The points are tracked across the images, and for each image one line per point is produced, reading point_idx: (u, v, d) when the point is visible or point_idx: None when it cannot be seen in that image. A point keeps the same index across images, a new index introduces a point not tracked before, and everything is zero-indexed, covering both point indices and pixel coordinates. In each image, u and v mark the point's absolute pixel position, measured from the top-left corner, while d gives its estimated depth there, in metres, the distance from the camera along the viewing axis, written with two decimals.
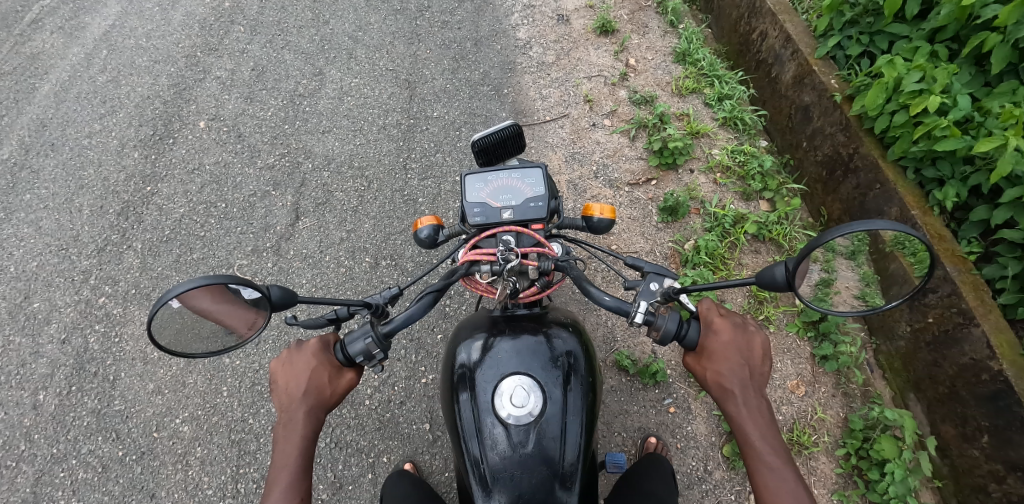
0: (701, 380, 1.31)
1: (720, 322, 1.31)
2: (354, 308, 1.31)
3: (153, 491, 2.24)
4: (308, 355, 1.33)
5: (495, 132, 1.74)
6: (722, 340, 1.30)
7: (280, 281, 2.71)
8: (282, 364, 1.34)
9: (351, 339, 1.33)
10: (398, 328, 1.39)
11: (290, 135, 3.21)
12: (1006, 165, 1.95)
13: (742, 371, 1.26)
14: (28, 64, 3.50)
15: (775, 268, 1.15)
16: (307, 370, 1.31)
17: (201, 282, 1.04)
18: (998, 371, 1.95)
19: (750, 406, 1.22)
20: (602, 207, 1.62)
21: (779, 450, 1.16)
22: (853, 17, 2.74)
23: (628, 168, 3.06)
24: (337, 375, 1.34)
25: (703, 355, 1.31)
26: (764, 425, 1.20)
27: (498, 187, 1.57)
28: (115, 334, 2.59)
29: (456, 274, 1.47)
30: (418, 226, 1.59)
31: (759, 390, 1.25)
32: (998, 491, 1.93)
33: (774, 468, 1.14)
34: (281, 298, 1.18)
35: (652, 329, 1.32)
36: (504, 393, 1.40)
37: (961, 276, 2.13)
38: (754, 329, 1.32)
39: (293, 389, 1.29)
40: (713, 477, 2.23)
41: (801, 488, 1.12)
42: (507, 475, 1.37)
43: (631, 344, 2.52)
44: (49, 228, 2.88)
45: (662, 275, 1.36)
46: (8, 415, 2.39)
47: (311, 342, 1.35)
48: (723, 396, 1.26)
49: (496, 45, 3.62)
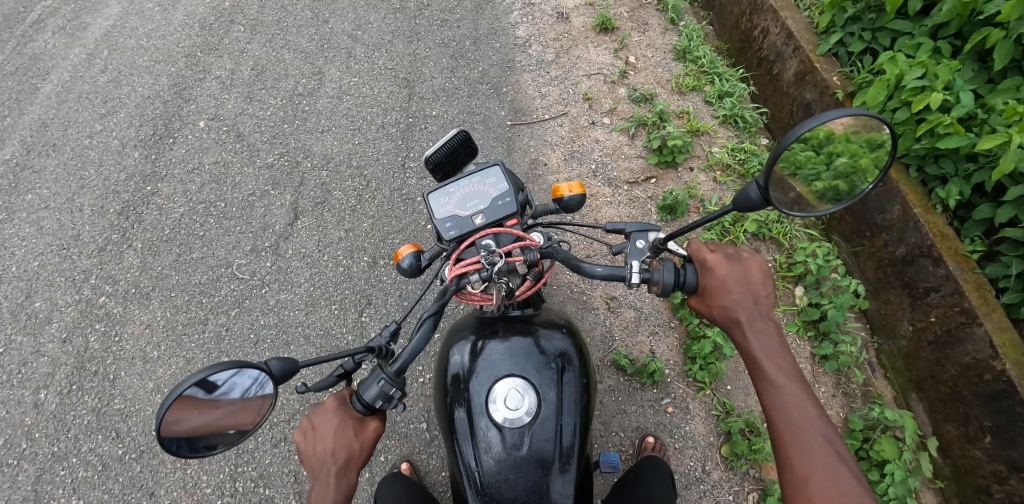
0: (707, 317, 1.27)
1: (713, 259, 1.27)
2: (358, 358, 1.27)
3: (152, 490, 2.26)
4: (328, 414, 1.29)
5: (444, 143, 1.70)
6: (720, 275, 1.24)
7: (280, 281, 2.72)
8: (304, 429, 1.28)
9: (365, 385, 1.30)
10: (407, 361, 1.35)
11: (289, 134, 3.22)
12: (1009, 163, 1.91)
13: (745, 298, 1.21)
14: (30, 65, 3.51)
15: (748, 189, 1.24)
16: (332, 429, 1.27)
17: (203, 375, 0.95)
18: (1001, 371, 1.93)
19: (756, 331, 1.18)
20: (570, 184, 1.57)
21: (786, 370, 1.13)
22: (855, 13, 2.69)
23: (627, 166, 3.04)
24: (361, 427, 1.31)
25: (705, 294, 1.26)
26: (773, 347, 1.16)
27: (463, 196, 1.56)
28: (116, 333, 2.60)
29: (448, 293, 1.45)
30: (398, 257, 1.50)
31: (767, 314, 1.20)
32: (1001, 492, 1.91)
33: (780, 387, 1.11)
34: (283, 370, 1.11)
35: (652, 285, 1.33)
36: (498, 396, 1.39)
37: (965, 275, 2.10)
38: (749, 255, 1.27)
39: (320, 452, 1.24)
40: (711, 477, 2.22)
41: (809, 403, 1.10)
42: (501, 478, 1.37)
43: (629, 343, 2.50)
44: (50, 227, 2.90)
45: (646, 231, 1.40)
46: (9, 413, 2.41)
47: (328, 401, 1.31)
48: (732, 327, 1.21)
49: (496, 43, 3.61)
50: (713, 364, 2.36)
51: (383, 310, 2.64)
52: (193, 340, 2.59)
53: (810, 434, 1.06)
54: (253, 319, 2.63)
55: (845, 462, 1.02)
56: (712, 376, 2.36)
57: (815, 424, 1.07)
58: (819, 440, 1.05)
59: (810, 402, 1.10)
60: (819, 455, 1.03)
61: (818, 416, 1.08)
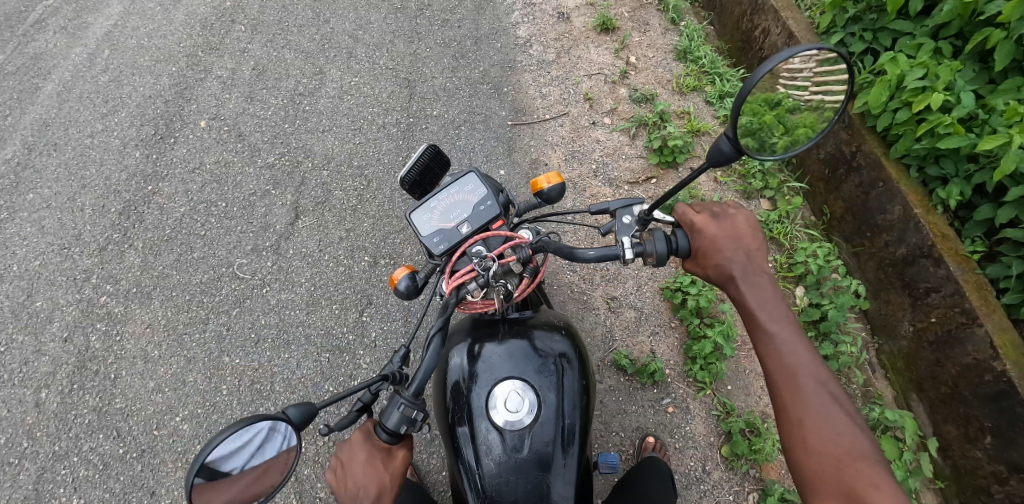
0: (700, 274, 1.26)
1: (700, 221, 1.25)
2: (373, 388, 1.20)
3: (153, 489, 2.26)
4: (355, 450, 1.16)
5: (415, 161, 1.62)
6: (711, 235, 1.23)
7: (281, 280, 2.73)
8: (333, 469, 1.15)
9: (384, 413, 1.18)
10: (423, 381, 1.22)
11: (290, 134, 3.22)
12: (1010, 164, 1.91)
13: (737, 254, 1.21)
14: (31, 65, 3.52)
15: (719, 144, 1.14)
16: (362, 466, 1.15)
17: (219, 438, 0.92)
18: (1001, 371, 1.93)
19: (750, 285, 1.18)
20: (547, 176, 1.57)
21: (783, 321, 1.14)
22: (856, 13, 2.69)
23: (627, 166, 3.04)
24: (392, 459, 1.18)
25: (699, 256, 1.25)
26: (769, 300, 1.16)
27: (445, 208, 1.54)
28: (117, 332, 2.61)
29: (449, 307, 1.39)
30: (395, 281, 1.46)
31: (759, 268, 1.20)
32: (1000, 492, 1.92)
33: (774, 337, 1.13)
34: (302, 417, 1.05)
35: (646, 257, 1.27)
36: (498, 398, 1.39)
37: (965, 276, 2.11)
38: (734, 210, 1.26)
39: (353, 493, 1.12)
40: (712, 477, 2.22)
41: (802, 349, 1.12)
42: (502, 481, 1.37)
43: (629, 343, 2.51)
44: (51, 227, 2.90)
45: (630, 205, 1.35)
46: (10, 412, 2.41)
47: (352, 435, 1.18)
48: (727, 285, 1.21)
49: (496, 43, 3.61)
50: (713, 364, 2.37)
51: (383, 309, 2.64)
52: (194, 339, 2.59)
53: (803, 379, 1.09)
54: (254, 319, 2.64)
55: (838, 403, 1.07)
56: (713, 376, 2.36)
57: (809, 370, 1.10)
58: (813, 384, 1.08)
59: (804, 348, 1.12)
60: (813, 399, 1.07)
61: (812, 361, 1.11)
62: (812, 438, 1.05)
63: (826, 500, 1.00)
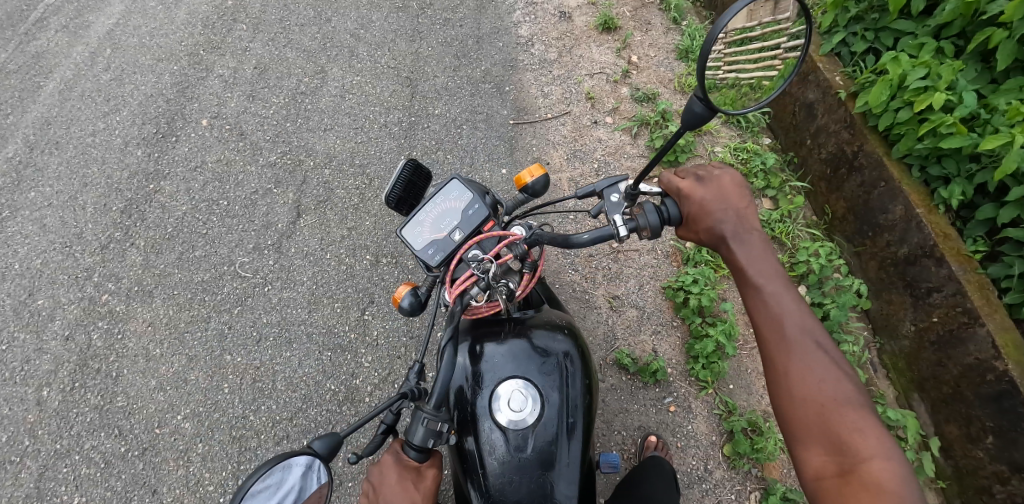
0: (692, 239, 1.27)
1: (687, 187, 1.26)
2: (394, 408, 1.24)
3: (155, 487, 2.26)
4: (387, 472, 1.21)
5: (396, 179, 1.58)
6: (700, 199, 1.23)
7: (283, 279, 2.73)
8: (366, 493, 1.19)
9: (410, 431, 1.23)
10: (442, 394, 1.28)
11: (292, 133, 3.22)
12: (1011, 164, 1.92)
13: (727, 214, 1.21)
14: (33, 63, 3.52)
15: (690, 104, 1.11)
16: (395, 486, 1.18)
17: (251, 481, 1.00)
18: (1003, 371, 1.93)
19: (740, 243, 1.18)
20: (529, 170, 1.55)
21: (773, 276, 1.14)
22: (858, 13, 2.69)
23: (629, 166, 3.05)
24: (421, 477, 1.22)
25: (689, 222, 1.25)
26: (759, 257, 1.16)
27: (434, 219, 1.52)
28: (119, 330, 2.61)
29: (456, 315, 1.40)
30: (397, 301, 1.46)
31: (748, 226, 1.20)
32: (1002, 492, 1.92)
33: (761, 291, 1.13)
34: (328, 448, 1.14)
35: (641, 231, 1.28)
36: (501, 397, 1.40)
37: (967, 276, 2.11)
38: (720, 171, 1.25)
39: None
40: (713, 476, 2.22)
41: (790, 302, 1.12)
42: (506, 479, 1.37)
43: (631, 343, 2.51)
44: (53, 225, 2.90)
45: (616, 184, 1.34)
46: (12, 410, 2.41)
47: (383, 458, 1.23)
48: (718, 246, 1.21)
49: (498, 42, 3.61)
50: (716, 363, 2.36)
51: (385, 308, 2.64)
52: (196, 338, 2.59)
53: (791, 331, 1.10)
54: (256, 317, 2.64)
55: (825, 353, 1.08)
56: (715, 376, 2.36)
57: (797, 321, 1.11)
58: (799, 334, 1.09)
59: (792, 300, 1.12)
60: (800, 349, 1.08)
61: (800, 313, 1.12)
62: (798, 387, 1.06)
63: (812, 445, 1.02)
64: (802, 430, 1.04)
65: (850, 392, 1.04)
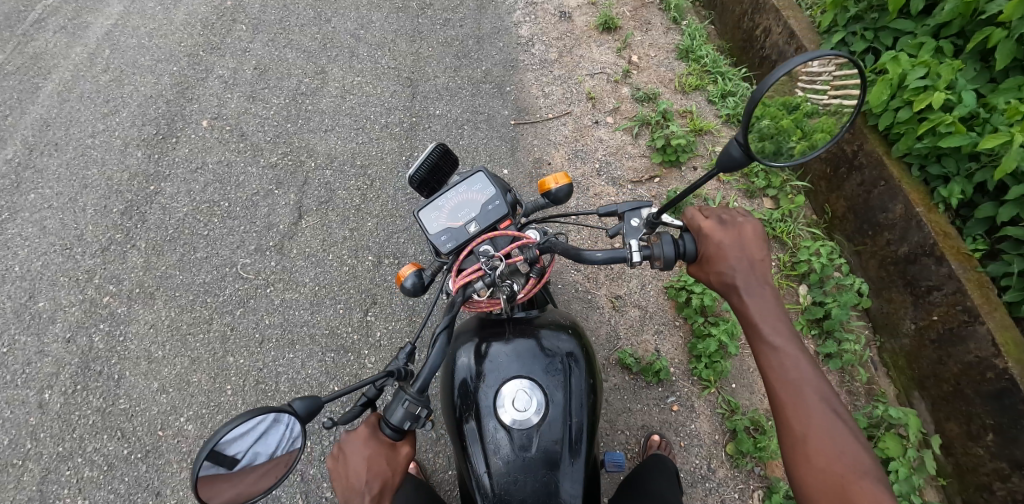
0: (704, 280, 1.28)
1: (707, 226, 1.27)
2: (377, 384, 1.25)
3: (158, 490, 2.25)
4: (360, 444, 1.18)
5: (423, 159, 1.64)
6: (717, 241, 1.25)
7: (285, 280, 2.73)
8: (334, 457, 1.17)
9: (389, 408, 1.22)
10: (428, 378, 1.27)
11: (293, 133, 3.21)
12: (1011, 163, 1.93)
13: (742, 262, 1.22)
14: (31, 64, 3.50)
15: (729, 147, 1.13)
16: (364, 460, 1.16)
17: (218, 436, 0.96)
18: (1003, 369, 1.94)
19: (754, 295, 1.20)
20: (556, 176, 1.57)
21: (785, 333, 1.16)
22: (857, 13, 2.70)
23: (631, 166, 3.05)
24: (394, 454, 1.20)
25: (704, 262, 1.27)
26: (771, 311, 1.18)
27: (453, 207, 1.53)
28: (121, 332, 2.60)
29: (456, 305, 1.42)
30: (401, 277, 1.46)
31: (762, 278, 1.22)
32: (1002, 489, 1.93)
33: (778, 349, 1.14)
34: (307, 410, 1.10)
35: (653, 261, 1.30)
36: (505, 398, 1.40)
37: (967, 274, 2.12)
38: (742, 218, 1.27)
39: (354, 484, 1.14)
40: (716, 475, 2.23)
41: (805, 363, 1.13)
42: (511, 478, 1.37)
43: (634, 342, 2.51)
44: (54, 227, 2.89)
45: (638, 208, 1.38)
46: (14, 413, 2.41)
47: (359, 429, 1.20)
48: (730, 293, 1.23)
49: (499, 42, 3.61)
50: (718, 362, 2.37)
51: (388, 308, 2.65)
52: (199, 340, 2.59)
53: (804, 389, 1.10)
54: (258, 318, 2.63)
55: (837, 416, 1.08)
56: (717, 375, 2.37)
57: (814, 385, 1.11)
58: (816, 399, 1.10)
59: (805, 359, 1.13)
60: (815, 410, 1.08)
61: (812, 373, 1.12)
62: (814, 450, 1.05)
63: None
64: (815, 495, 1.03)
65: (865, 461, 1.03)
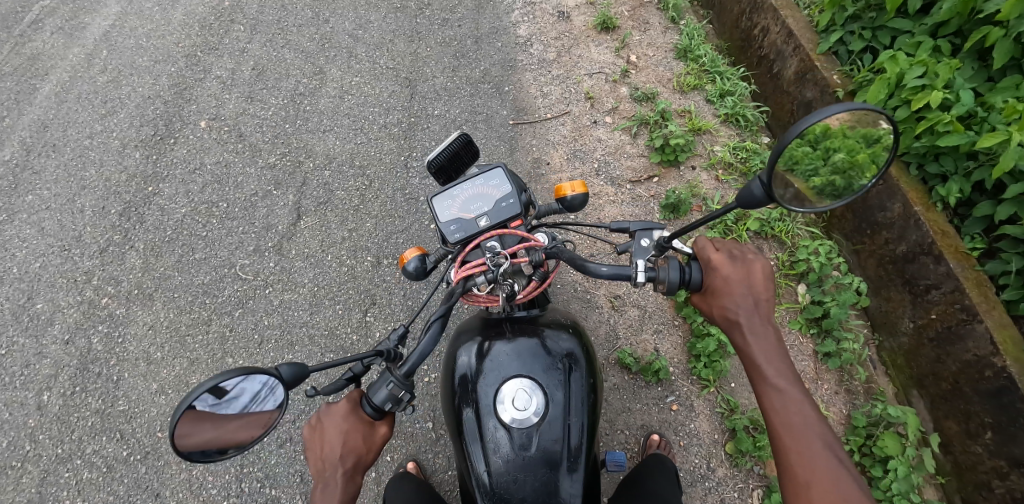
0: (707, 314, 1.30)
1: (716, 258, 1.28)
2: (366, 361, 1.25)
3: (157, 491, 2.25)
4: (338, 418, 1.25)
5: (445, 146, 1.63)
6: (723, 274, 1.26)
7: (284, 281, 2.73)
8: (312, 426, 1.26)
9: (373, 388, 1.27)
10: (415, 364, 1.33)
11: (291, 134, 3.21)
12: (1008, 162, 1.93)
13: (746, 299, 1.23)
14: (28, 65, 3.49)
15: (753, 185, 1.21)
16: (340, 433, 1.24)
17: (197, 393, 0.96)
18: (1001, 367, 1.95)
19: (756, 333, 1.20)
20: (573, 184, 1.58)
21: (786, 373, 1.15)
22: (855, 11, 2.71)
23: (630, 165, 3.05)
24: (371, 431, 1.28)
25: (708, 293, 1.28)
26: (773, 350, 1.18)
27: (467, 198, 1.53)
28: (120, 334, 2.60)
29: (455, 295, 1.46)
30: (404, 260, 1.48)
31: (766, 317, 1.22)
32: (1001, 487, 1.93)
33: (782, 391, 1.14)
34: (293, 375, 1.12)
35: (657, 284, 1.31)
36: (505, 397, 1.40)
37: (965, 272, 2.12)
38: (752, 256, 1.28)
39: (328, 454, 1.22)
40: (716, 474, 2.23)
41: (809, 407, 1.11)
42: (510, 477, 1.38)
43: (633, 342, 2.52)
44: (52, 228, 2.89)
45: (650, 230, 1.42)
46: (13, 415, 2.40)
47: (340, 403, 1.28)
48: (732, 329, 1.24)
49: (497, 42, 3.61)
50: (718, 361, 2.38)
51: (387, 309, 2.64)
52: (197, 341, 2.59)
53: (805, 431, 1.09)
54: (257, 319, 2.63)
55: (839, 461, 1.06)
56: (717, 374, 2.37)
57: (818, 431, 1.09)
58: (820, 445, 1.08)
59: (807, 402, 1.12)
60: (817, 453, 1.07)
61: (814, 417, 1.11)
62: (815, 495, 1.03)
63: None
64: None
65: None
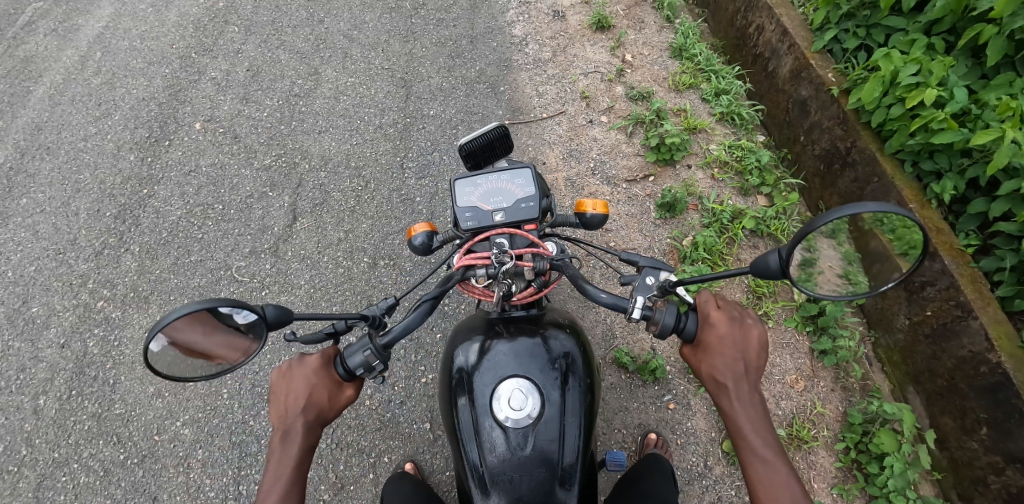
0: (696, 370, 1.31)
1: (715, 315, 1.29)
2: (350, 321, 1.27)
3: (154, 494, 2.25)
4: (308, 371, 1.30)
5: (481, 134, 1.67)
6: (718, 334, 1.28)
7: (280, 282, 2.72)
8: (281, 372, 1.31)
9: (351, 351, 1.31)
10: (397, 338, 1.38)
11: (286, 135, 3.20)
12: (1002, 158, 1.94)
13: (738, 364, 1.25)
14: (22, 68, 3.48)
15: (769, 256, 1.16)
16: (307, 387, 1.28)
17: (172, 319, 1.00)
18: (997, 363, 1.95)
19: (744, 401, 1.21)
20: (596, 203, 1.58)
21: (772, 444, 1.16)
22: (849, 9, 2.71)
23: (626, 164, 3.05)
24: (337, 391, 1.32)
25: (700, 349, 1.30)
26: (758, 419, 1.19)
27: (489, 189, 1.55)
28: (115, 337, 2.59)
29: (452, 281, 1.48)
30: (412, 233, 1.54)
31: (754, 384, 1.23)
32: (997, 482, 1.93)
33: (767, 462, 1.14)
34: (276, 317, 1.16)
35: (651, 323, 1.33)
36: (501, 397, 1.40)
37: (960, 269, 2.12)
38: (751, 321, 1.29)
39: (291, 402, 1.27)
40: (713, 472, 2.24)
41: (794, 483, 1.11)
42: (506, 477, 1.38)
43: (630, 341, 2.52)
44: (47, 232, 2.87)
45: (658, 269, 1.40)
46: (8, 420, 2.39)
47: (312, 358, 1.32)
48: (719, 392, 1.25)
49: (492, 42, 3.61)
50: None
51: None
52: None
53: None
54: None
55: None
56: None
57: None
58: None
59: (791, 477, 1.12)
60: None
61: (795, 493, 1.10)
62: None
63: None
64: None
65: None
